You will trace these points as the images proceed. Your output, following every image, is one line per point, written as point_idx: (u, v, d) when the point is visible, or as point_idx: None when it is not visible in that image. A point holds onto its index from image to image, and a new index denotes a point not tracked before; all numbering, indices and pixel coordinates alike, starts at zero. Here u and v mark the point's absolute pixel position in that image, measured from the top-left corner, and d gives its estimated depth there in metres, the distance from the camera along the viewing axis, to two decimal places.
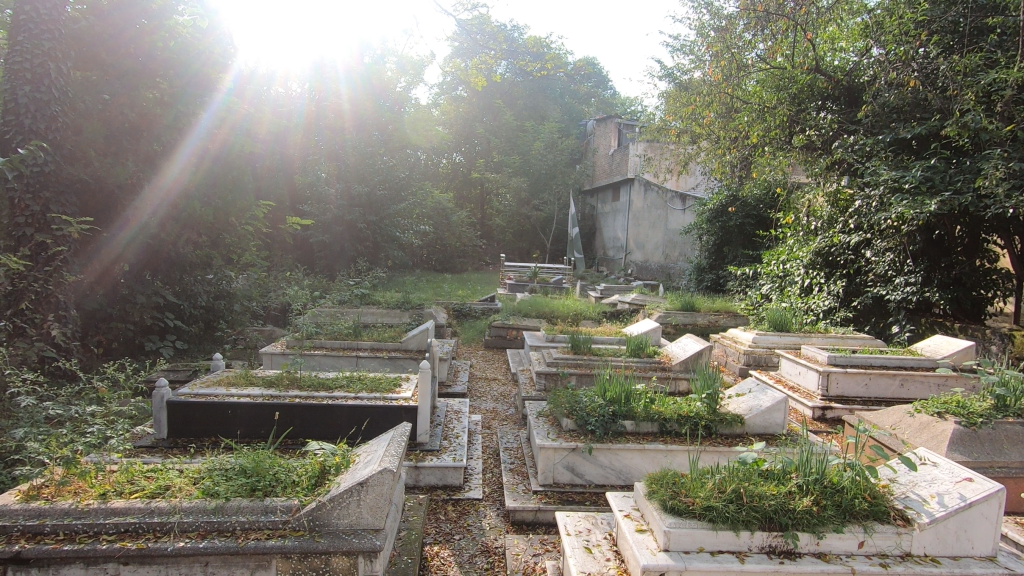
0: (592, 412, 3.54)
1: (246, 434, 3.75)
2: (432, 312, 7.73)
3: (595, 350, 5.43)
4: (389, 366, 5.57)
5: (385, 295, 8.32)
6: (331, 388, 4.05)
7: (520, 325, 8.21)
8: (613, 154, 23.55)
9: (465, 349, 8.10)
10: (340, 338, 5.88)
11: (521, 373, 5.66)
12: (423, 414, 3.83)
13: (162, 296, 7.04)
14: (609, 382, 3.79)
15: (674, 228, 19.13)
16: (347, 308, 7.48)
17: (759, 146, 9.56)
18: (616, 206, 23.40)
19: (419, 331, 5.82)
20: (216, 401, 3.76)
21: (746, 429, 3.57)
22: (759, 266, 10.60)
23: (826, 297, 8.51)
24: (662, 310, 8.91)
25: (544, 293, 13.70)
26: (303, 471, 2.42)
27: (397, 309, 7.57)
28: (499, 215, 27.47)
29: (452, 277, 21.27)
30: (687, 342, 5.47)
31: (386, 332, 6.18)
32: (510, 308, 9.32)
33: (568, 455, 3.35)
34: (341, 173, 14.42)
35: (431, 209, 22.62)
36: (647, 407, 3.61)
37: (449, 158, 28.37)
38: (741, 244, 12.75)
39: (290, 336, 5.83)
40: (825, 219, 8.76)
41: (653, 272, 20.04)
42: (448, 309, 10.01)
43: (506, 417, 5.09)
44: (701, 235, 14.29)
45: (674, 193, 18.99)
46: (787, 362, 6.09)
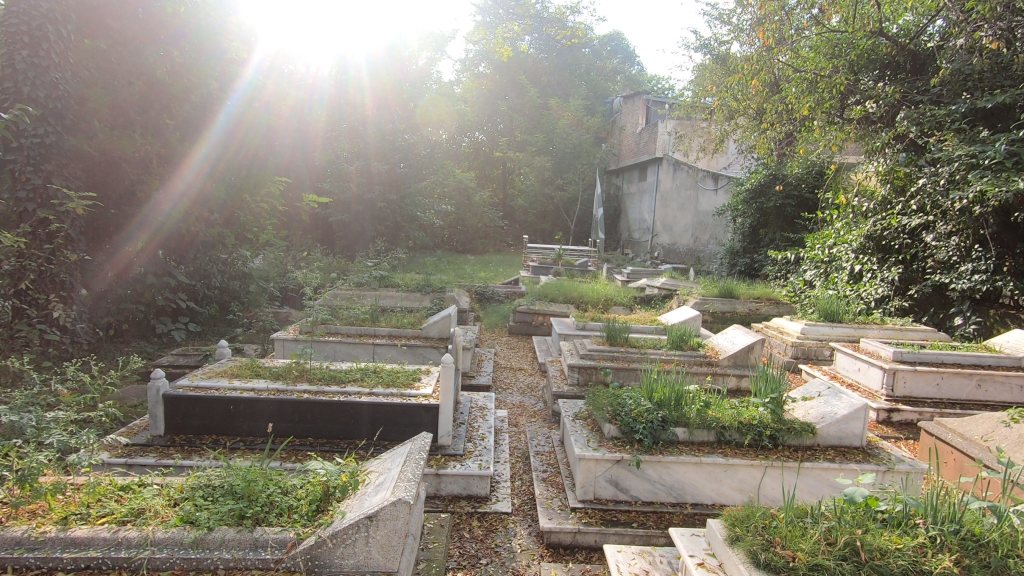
0: (639, 417, 3.07)
1: (249, 431, 3.39)
2: (454, 296, 7.32)
3: (633, 340, 4.95)
4: (410, 355, 5.19)
5: (404, 277, 7.91)
6: (344, 380, 3.66)
7: (547, 310, 7.76)
8: (641, 132, 22.71)
9: (489, 335, 7.68)
10: (356, 324, 5.49)
11: (551, 364, 5.22)
12: (444, 414, 3.42)
13: (174, 276, 6.75)
14: (658, 381, 3.32)
15: (704, 209, 18.36)
16: (364, 291, 7.09)
17: (806, 119, 8.84)
18: (643, 186, 22.60)
19: (440, 317, 5.41)
20: (217, 395, 3.40)
21: (817, 440, 3.07)
22: (802, 251, 9.93)
23: (878, 284, 7.86)
24: (698, 296, 8.35)
25: (569, 276, 13.22)
26: (303, 494, 2.02)
27: (418, 292, 7.16)
28: (522, 195, 26.86)
29: (474, 259, 20.83)
30: (736, 333, 4.96)
31: (406, 318, 5.78)
32: (536, 292, 8.86)
33: (612, 467, 2.90)
34: (362, 150, 14.08)
35: (453, 188, 22.14)
36: (703, 413, 3.13)
37: (471, 137, 27.81)
38: (779, 226, 12.04)
39: (304, 320, 5.46)
40: (880, 201, 8.09)
41: (682, 255, 19.34)
42: (471, 291, 9.59)
43: (535, 413, 4.66)
44: (735, 216, 13.59)
45: (706, 172, 18.15)
46: (844, 357, 5.53)
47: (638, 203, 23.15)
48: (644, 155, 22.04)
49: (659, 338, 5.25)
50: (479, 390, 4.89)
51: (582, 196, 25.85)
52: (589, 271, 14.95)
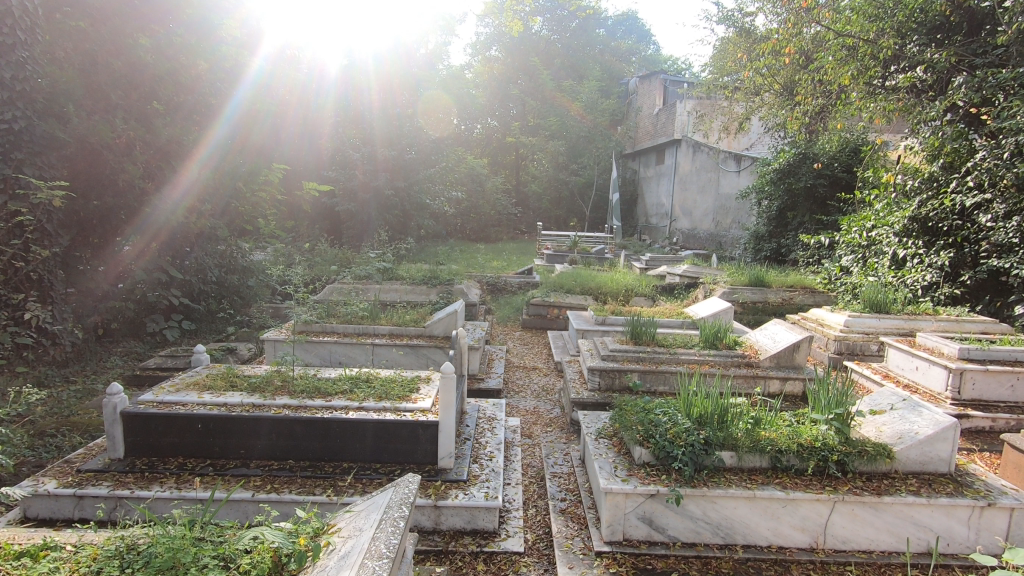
0: (676, 440, 2.54)
1: (222, 453, 2.94)
2: (463, 288, 6.83)
3: (661, 338, 4.41)
4: (412, 356, 4.72)
5: (411, 268, 7.44)
6: (331, 390, 3.18)
7: (563, 303, 7.24)
8: (658, 114, 21.87)
9: (501, 330, 7.20)
10: (355, 322, 5.01)
11: (569, 365, 4.70)
12: (446, 432, 2.92)
13: (166, 271, 6.34)
14: (699, 393, 2.79)
15: (726, 192, 17.60)
16: (368, 285, 6.64)
17: (845, 91, 8.11)
18: (660, 169, 21.84)
19: (445, 314, 4.92)
20: (183, 412, 2.94)
21: (895, 466, 2.53)
22: (837, 235, 9.24)
23: (925, 270, 7.18)
24: (726, 285, 7.76)
25: (585, 264, 12.67)
26: (246, 568, 1.51)
27: (425, 285, 6.68)
28: (535, 181, 26.19)
29: (487, 247, 20.31)
30: (778, 329, 4.38)
31: (409, 314, 5.29)
32: (551, 282, 8.34)
33: (646, 503, 2.39)
34: (369, 137, 13.54)
35: (465, 175, 21.61)
36: (754, 433, 2.59)
37: (483, 123, 27.24)
38: (809, 208, 11.30)
39: (298, 319, 5.00)
40: (926, 178, 7.41)
41: (702, 241, 18.65)
42: (482, 282, 9.09)
43: (551, 422, 4.16)
44: (761, 198, 12.86)
45: (728, 153, 17.35)
46: (896, 352, 4.93)
47: (655, 188, 22.40)
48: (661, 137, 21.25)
49: (690, 334, 4.71)
50: (489, 395, 4.40)
51: (597, 181, 25.14)
52: (606, 259, 14.39)
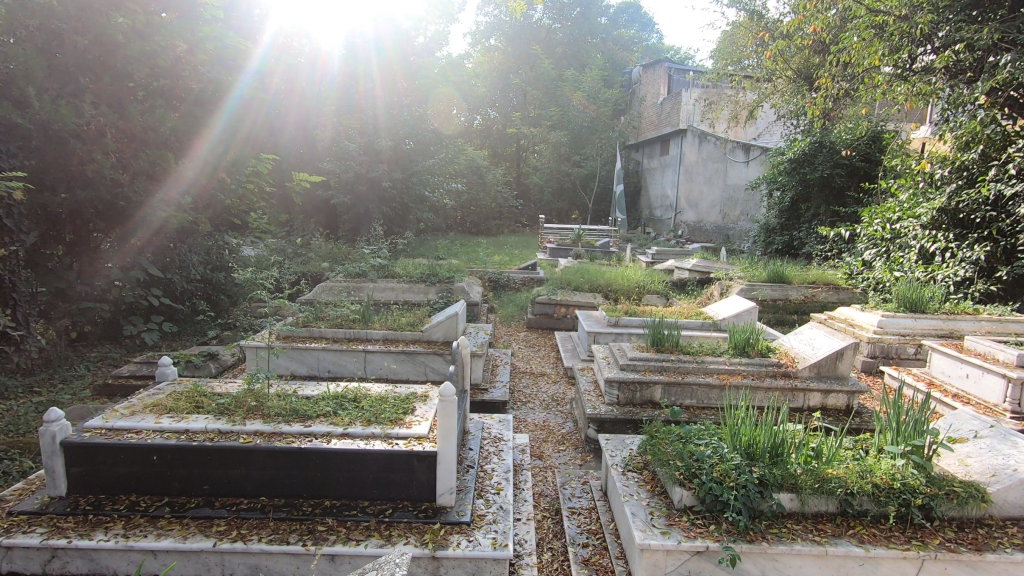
0: (725, 480, 2.10)
1: (185, 489, 2.50)
2: (465, 286, 6.38)
3: (685, 344, 3.96)
4: (408, 364, 4.27)
5: (408, 264, 6.98)
6: (311, 413, 2.73)
7: (571, 301, 6.79)
8: (663, 103, 21.31)
9: (505, 330, 6.75)
10: (345, 325, 4.56)
11: (582, 374, 4.25)
12: (445, 465, 2.47)
13: (143, 270, 5.88)
14: (750, 420, 2.33)
15: (734, 183, 17.10)
16: (361, 283, 6.19)
17: (871, 74, 7.58)
18: (665, 160, 21.32)
19: (445, 317, 4.45)
20: (136, 442, 2.49)
21: (990, 511, 2.09)
22: (858, 227, 8.75)
23: (957, 265, 6.72)
24: (744, 281, 7.29)
25: (591, 258, 12.23)
26: None
27: (423, 283, 6.23)
28: (537, 173, 25.66)
29: (488, 241, 19.85)
30: (816, 334, 3.93)
31: (405, 316, 4.84)
32: (557, 278, 7.88)
33: (692, 561, 1.95)
34: (365, 127, 12.94)
35: (465, 167, 21.13)
36: (819, 472, 2.14)
37: (483, 115, 26.79)
38: (825, 199, 10.81)
39: (282, 323, 4.55)
40: (958, 166, 6.94)
41: (709, 233, 18.18)
42: (484, 278, 8.63)
43: (563, 440, 3.72)
44: (773, 190, 12.35)
45: (736, 143, 16.83)
46: (941, 357, 4.48)
47: (660, 179, 21.89)
48: (666, 127, 20.71)
49: (716, 339, 4.25)
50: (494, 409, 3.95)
51: (600, 173, 24.63)
52: (612, 253, 13.94)
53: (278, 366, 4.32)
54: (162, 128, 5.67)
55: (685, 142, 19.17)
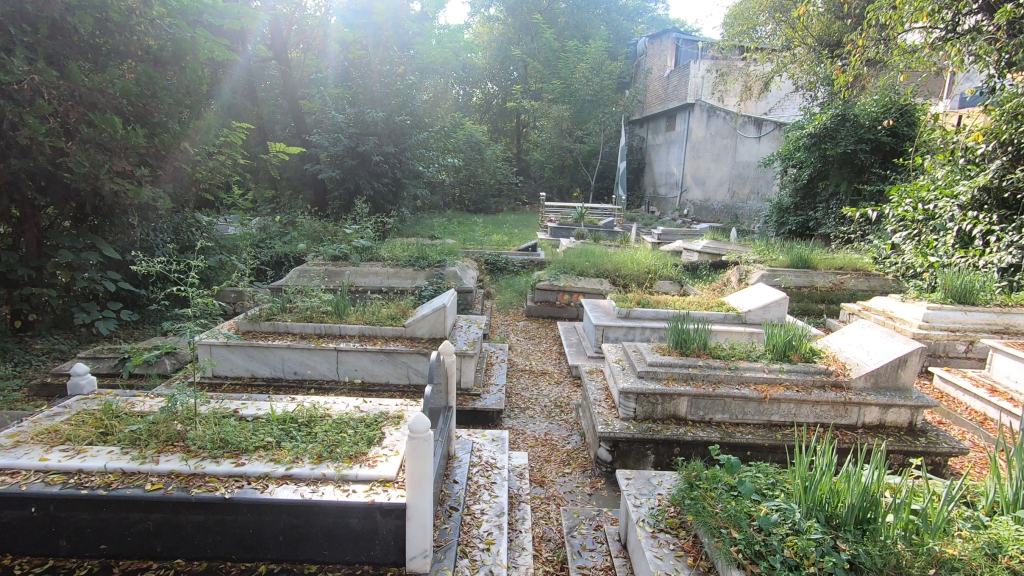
0: (805, 565, 1.49)
1: (77, 549, 1.89)
2: (458, 271, 5.74)
3: (714, 345, 3.33)
4: (387, 364, 3.66)
5: (396, 245, 6.33)
6: (247, 444, 2.10)
7: (574, 287, 6.16)
8: (669, 75, 20.35)
9: (502, 319, 6.13)
10: (316, 318, 3.92)
11: (590, 378, 3.64)
12: (418, 521, 1.86)
13: (96, 251, 5.25)
14: (828, 469, 1.73)
15: (743, 160, 16.32)
16: (342, 268, 5.55)
17: (911, 36, 6.82)
18: (670, 136, 20.49)
19: (430, 310, 3.82)
20: (8, 488, 1.87)
21: None
22: (885, 207, 8.07)
23: (1003, 250, 6.05)
24: (764, 266, 6.66)
25: (594, 238, 11.57)
26: None
27: (411, 267, 5.58)
28: (537, 148, 24.79)
29: (486, 219, 19.15)
30: (870, 336, 3.30)
31: (387, 307, 4.21)
32: (559, 261, 7.23)
33: None
34: (355, 97, 11.80)
35: (462, 142, 20.30)
36: (933, 550, 1.54)
37: (483, 88, 25.86)
38: (846, 177, 10.09)
39: (243, 315, 3.91)
40: (1007, 141, 6.23)
41: (716, 213, 17.47)
42: (480, 261, 7.98)
43: (568, 461, 3.13)
44: (789, 166, 11.62)
45: (747, 117, 15.99)
46: (1004, 359, 3.86)
47: (665, 156, 21.09)
48: (672, 101, 19.83)
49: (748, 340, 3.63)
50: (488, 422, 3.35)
51: (603, 149, 23.77)
52: (616, 234, 13.26)
53: (236, 366, 3.71)
54: (111, 89, 4.99)
55: (693, 117, 18.33)
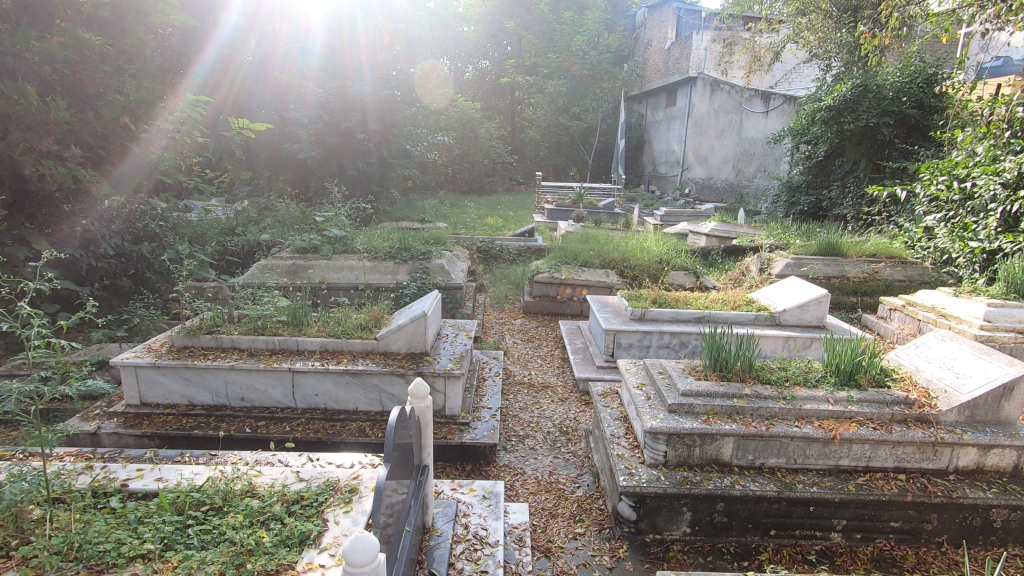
0: None
1: None
2: (445, 263, 5.05)
3: (760, 366, 2.66)
4: (355, 388, 2.99)
5: (376, 234, 5.61)
6: (114, 555, 1.41)
7: (577, 280, 5.48)
8: (670, 48, 19.40)
9: (496, 317, 5.45)
10: (269, 329, 3.22)
11: (604, 402, 2.98)
12: None
13: (25, 246, 4.54)
14: None
15: (749, 136, 15.54)
16: (312, 262, 4.84)
17: None
18: (671, 112, 19.63)
19: (407, 320, 3.13)
20: None
21: None
22: (914, 186, 7.39)
23: None
24: (788, 254, 5.99)
25: (595, 221, 10.88)
26: None
27: (391, 260, 4.88)
28: (533, 126, 23.88)
29: (481, 200, 18.38)
30: (958, 355, 2.62)
31: (357, 314, 3.52)
32: (561, 249, 6.53)
33: None
34: (336, 69, 10.81)
35: (454, 120, 19.47)
36: None
37: (476, 64, 24.84)
38: (866, 154, 9.37)
39: (178, 326, 3.19)
40: None
41: (720, 192, 16.74)
42: (472, 248, 7.27)
43: (579, 516, 2.48)
44: (803, 142, 10.88)
45: (754, 90, 15.16)
46: None
47: (665, 132, 20.26)
48: (673, 75, 18.93)
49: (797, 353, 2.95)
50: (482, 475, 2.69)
51: (602, 126, 22.87)
52: (618, 216, 12.55)
53: (170, 393, 3.01)
54: (29, 52, 4.21)
55: (695, 92, 17.48)
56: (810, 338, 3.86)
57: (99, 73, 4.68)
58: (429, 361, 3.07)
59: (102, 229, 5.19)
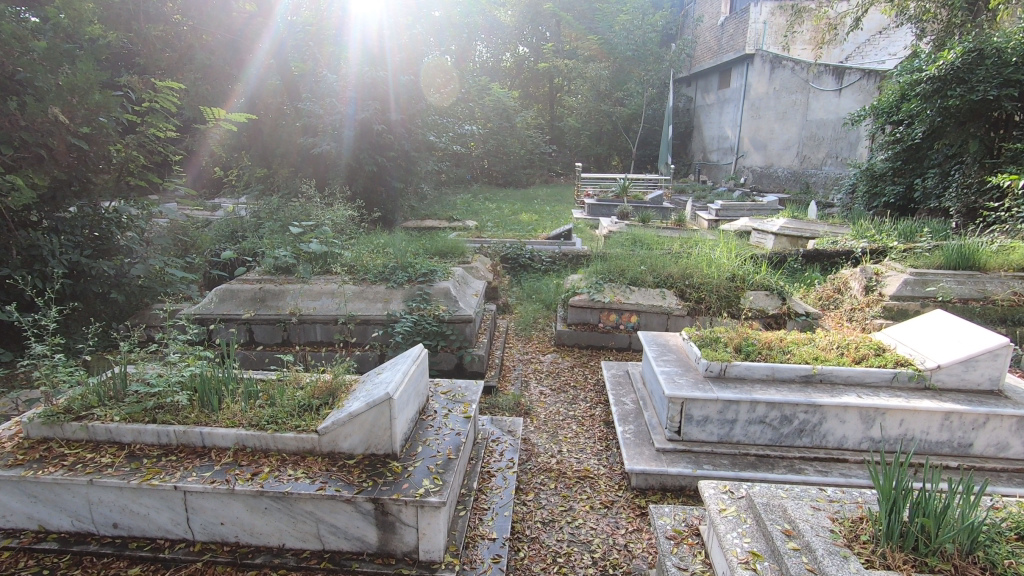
0: None
1: None
2: (453, 286, 3.92)
3: (986, 537, 1.40)
4: (276, 515, 1.90)
5: (374, 248, 4.55)
6: None
7: (624, 305, 4.26)
8: (724, 22, 17.65)
9: (519, 351, 4.30)
10: (166, 411, 2.15)
11: (676, 558, 1.76)
12: None
13: None
14: None
15: (817, 118, 13.78)
16: (283, 286, 3.80)
17: None
18: (724, 94, 17.91)
19: (363, 405, 2.01)
20: None
21: None
22: None
23: None
24: (903, 266, 4.59)
25: (642, 218, 9.53)
26: None
27: (383, 284, 3.80)
28: (573, 113, 22.42)
29: (517, 194, 17.17)
30: None
31: (301, 382, 2.40)
32: (603, 260, 5.31)
33: None
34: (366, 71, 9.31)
35: (487, 109, 18.29)
36: None
37: (512, 50, 23.58)
38: (979, 132, 7.75)
39: (39, 407, 2.18)
40: None
41: (781, 181, 15.02)
42: (497, 257, 6.14)
43: None
44: (896, 120, 9.23)
45: (824, 65, 13.35)
46: None
47: (717, 117, 18.54)
48: (726, 53, 17.19)
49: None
50: None
51: (647, 111, 21.26)
52: (668, 212, 11.17)
53: (10, 511, 2.00)
54: None
55: (752, 70, 15.71)
56: (986, 414, 2.53)
57: (20, 50, 3.74)
58: (393, 475, 1.95)
59: (53, 241, 4.32)
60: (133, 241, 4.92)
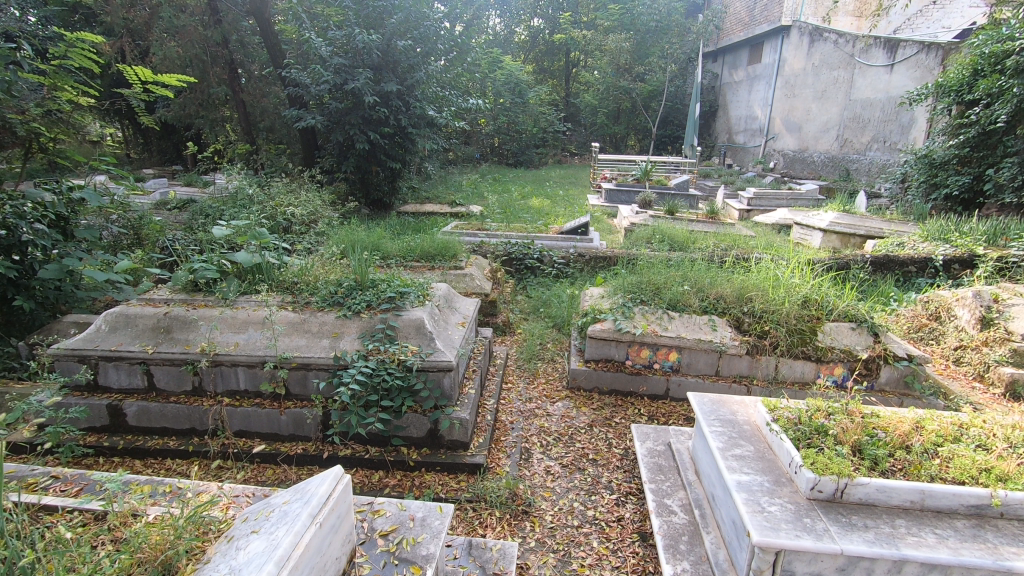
0: None
1: None
2: (430, 314, 2.84)
3: None
4: None
5: (335, 253, 3.49)
6: None
7: (661, 339, 3.19)
8: None
9: (520, 398, 3.25)
10: None
11: None
12: None
13: None
14: None
15: (862, 97, 12.30)
16: (197, 311, 2.75)
17: None
18: (754, 70, 16.47)
19: None
20: None
21: None
22: None
23: None
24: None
25: (666, 209, 8.37)
26: None
27: (334, 312, 2.74)
28: (589, 90, 21.03)
29: (527, 177, 15.95)
30: None
31: (118, 538, 1.35)
32: (629, 270, 4.19)
33: None
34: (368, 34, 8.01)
35: (495, 84, 17.06)
36: None
37: (526, 23, 22.16)
38: None
39: None
40: None
41: (817, 166, 13.70)
42: (498, 259, 5.07)
43: None
44: (967, 99, 7.94)
45: (875, 38, 11.87)
46: None
47: (745, 95, 17.12)
48: (760, 25, 15.68)
49: None
50: None
51: (669, 89, 19.82)
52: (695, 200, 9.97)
53: None
54: None
55: (788, 44, 14.29)
56: None
57: None
58: None
59: None
60: (48, 236, 3.75)
